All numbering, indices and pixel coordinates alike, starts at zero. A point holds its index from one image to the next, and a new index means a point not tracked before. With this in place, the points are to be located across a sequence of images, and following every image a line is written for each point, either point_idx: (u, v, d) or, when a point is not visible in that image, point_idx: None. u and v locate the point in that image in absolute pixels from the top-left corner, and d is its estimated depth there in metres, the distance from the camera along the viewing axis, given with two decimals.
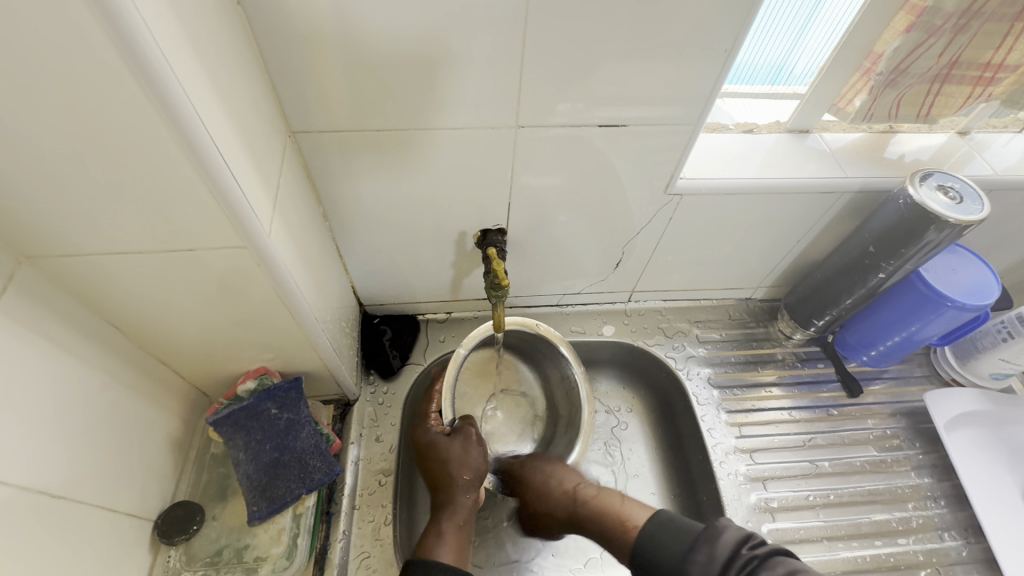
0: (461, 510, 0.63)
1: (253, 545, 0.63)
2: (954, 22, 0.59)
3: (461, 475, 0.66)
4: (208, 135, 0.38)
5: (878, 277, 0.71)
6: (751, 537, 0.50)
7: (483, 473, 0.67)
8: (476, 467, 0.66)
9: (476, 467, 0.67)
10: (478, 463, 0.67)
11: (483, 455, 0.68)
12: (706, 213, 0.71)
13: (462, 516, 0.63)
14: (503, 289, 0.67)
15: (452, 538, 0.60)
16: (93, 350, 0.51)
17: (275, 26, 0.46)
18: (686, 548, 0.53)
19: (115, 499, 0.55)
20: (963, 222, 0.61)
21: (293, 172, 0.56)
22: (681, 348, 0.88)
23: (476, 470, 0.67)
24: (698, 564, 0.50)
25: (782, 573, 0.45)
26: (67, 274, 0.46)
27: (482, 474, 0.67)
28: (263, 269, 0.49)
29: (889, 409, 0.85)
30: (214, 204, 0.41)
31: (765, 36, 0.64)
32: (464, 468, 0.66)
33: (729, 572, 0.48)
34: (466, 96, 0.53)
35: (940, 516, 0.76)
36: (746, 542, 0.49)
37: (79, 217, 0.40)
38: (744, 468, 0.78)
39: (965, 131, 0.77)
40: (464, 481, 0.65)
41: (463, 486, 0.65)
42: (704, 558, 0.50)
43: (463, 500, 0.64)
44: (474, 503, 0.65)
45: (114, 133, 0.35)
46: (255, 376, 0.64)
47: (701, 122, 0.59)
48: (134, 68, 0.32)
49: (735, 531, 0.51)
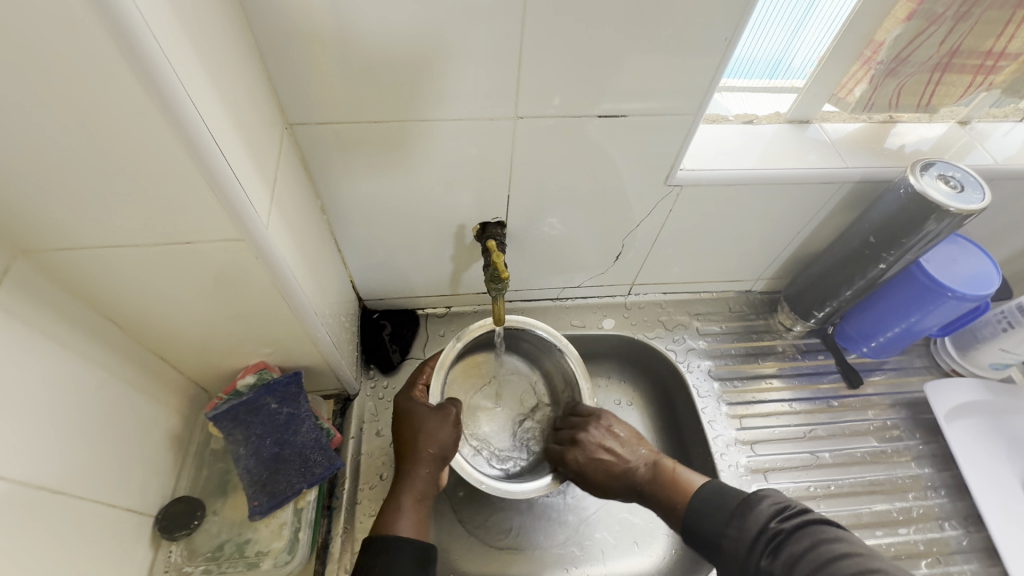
0: (419, 483, 0.63)
1: (254, 539, 0.63)
2: (955, 10, 0.60)
3: (426, 448, 0.65)
4: (205, 126, 0.37)
5: (878, 267, 0.71)
6: (786, 508, 0.50)
7: (451, 449, 0.66)
8: (442, 441, 0.65)
9: (443, 440, 0.66)
10: (448, 437, 0.66)
11: (454, 431, 0.67)
12: (706, 205, 0.71)
13: (421, 488, 0.62)
14: (503, 281, 0.66)
15: (411, 511, 0.60)
16: (89, 345, 0.51)
17: (271, 19, 0.45)
18: (722, 521, 0.53)
19: (115, 495, 0.54)
20: (965, 211, 0.61)
21: (291, 164, 0.55)
22: (682, 341, 0.88)
23: (443, 445, 0.65)
24: (730, 537, 0.51)
25: (808, 545, 0.46)
26: (63, 268, 0.45)
27: (448, 451, 0.66)
28: (261, 262, 0.48)
29: (889, 400, 0.85)
30: (212, 197, 0.41)
31: (762, 30, 0.63)
32: (432, 441, 0.65)
33: (759, 543, 0.49)
34: (464, 88, 0.53)
35: (940, 505, 0.76)
36: (778, 514, 0.50)
37: (73, 210, 0.40)
38: (745, 460, 0.78)
39: (965, 120, 0.76)
40: (429, 455, 0.64)
41: (426, 459, 0.64)
42: (735, 532, 0.51)
43: (421, 473, 0.63)
44: (434, 476, 0.64)
45: (108, 125, 0.35)
46: (254, 371, 0.64)
47: (702, 111, 0.58)
48: (130, 57, 0.31)
49: (771, 503, 0.51)
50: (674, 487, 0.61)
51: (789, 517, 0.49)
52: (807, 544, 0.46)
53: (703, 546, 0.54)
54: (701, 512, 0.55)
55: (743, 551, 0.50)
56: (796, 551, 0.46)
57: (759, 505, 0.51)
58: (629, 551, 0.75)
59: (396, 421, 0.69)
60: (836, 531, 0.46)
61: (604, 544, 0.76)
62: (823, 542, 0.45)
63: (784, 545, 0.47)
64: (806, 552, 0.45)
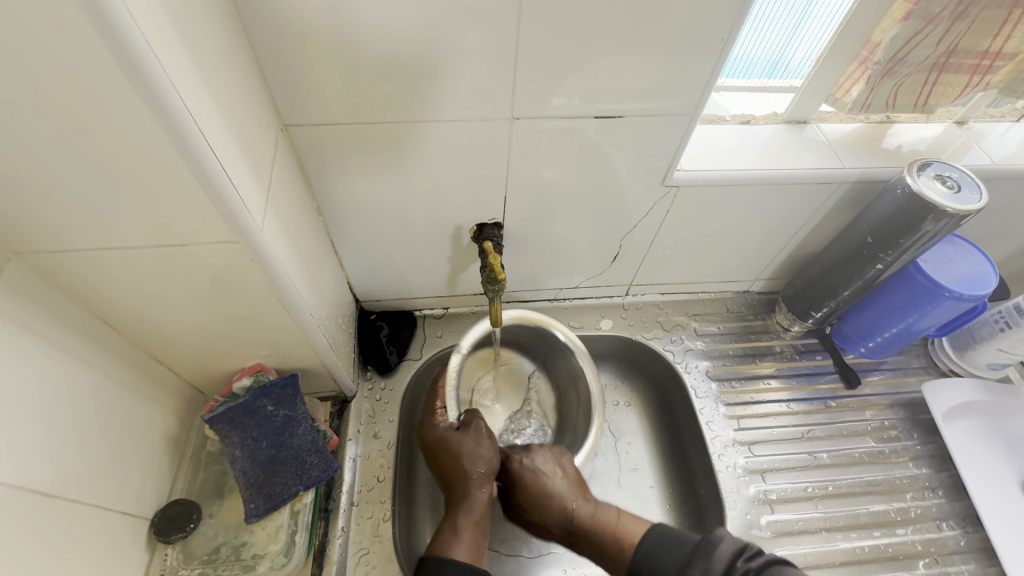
0: (477, 506, 0.62)
1: (250, 542, 0.63)
2: (952, 10, 0.59)
3: (474, 470, 0.65)
4: (199, 129, 0.37)
5: (876, 267, 0.71)
6: (747, 548, 0.48)
7: (496, 467, 0.66)
8: (488, 461, 0.66)
9: (488, 461, 0.66)
10: (490, 456, 0.66)
11: (494, 449, 0.67)
12: (703, 205, 0.71)
13: (479, 512, 0.62)
14: (501, 282, 0.66)
15: (469, 537, 0.59)
16: (84, 347, 0.50)
17: (266, 20, 0.45)
18: (680, 564, 0.52)
19: (111, 498, 0.54)
20: (961, 212, 0.61)
21: (286, 166, 0.55)
22: (680, 341, 0.88)
23: (489, 463, 0.66)
24: None
25: None
26: (57, 270, 0.45)
27: (494, 468, 0.66)
28: (256, 264, 0.48)
29: (887, 400, 0.85)
30: (206, 199, 0.41)
31: (761, 30, 0.63)
32: (476, 461, 0.65)
33: None
34: (460, 89, 0.53)
35: (938, 506, 0.76)
36: (741, 554, 0.48)
37: (67, 212, 0.40)
38: (742, 461, 0.78)
39: (963, 120, 0.76)
40: (481, 475, 0.64)
41: (478, 480, 0.64)
42: (699, 572, 0.49)
43: (478, 496, 0.63)
44: (490, 498, 0.64)
45: (102, 127, 0.34)
46: (251, 373, 0.64)
47: (698, 112, 0.58)
48: (122, 58, 0.31)
49: (732, 543, 0.50)
50: (613, 536, 0.60)
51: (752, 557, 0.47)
52: None
53: None
54: (656, 552, 0.54)
55: None
56: None
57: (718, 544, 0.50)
58: None
59: (428, 448, 0.69)
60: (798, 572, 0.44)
61: None
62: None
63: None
64: None
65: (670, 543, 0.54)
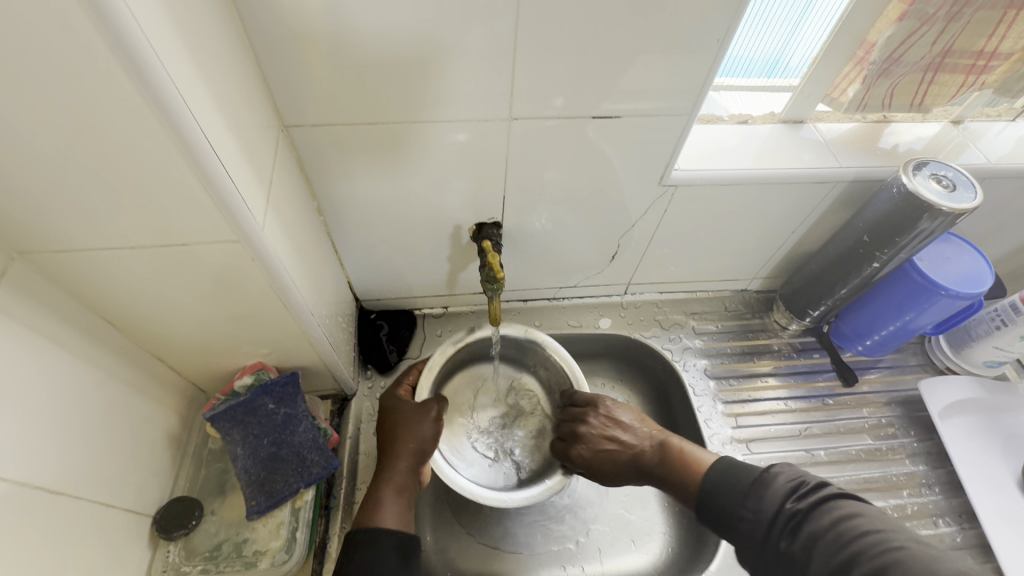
0: (397, 477, 0.63)
1: (252, 538, 0.63)
2: (947, 10, 0.60)
3: (405, 441, 0.66)
4: (201, 130, 0.38)
5: (873, 266, 0.71)
6: (801, 487, 0.50)
7: (430, 443, 0.67)
8: (422, 436, 0.66)
9: (422, 436, 0.67)
10: (426, 432, 0.67)
11: (434, 426, 0.67)
12: (701, 205, 0.71)
13: (399, 482, 0.63)
14: (499, 282, 0.66)
15: (392, 505, 0.61)
16: (88, 346, 0.51)
17: (267, 23, 0.46)
18: (738, 502, 0.53)
19: (114, 496, 0.55)
20: (957, 210, 0.61)
21: (287, 166, 0.56)
22: (678, 340, 0.89)
23: (423, 439, 0.66)
24: (745, 519, 0.51)
25: (828, 523, 0.45)
26: (61, 270, 0.46)
27: (427, 444, 0.67)
28: (257, 263, 0.49)
29: (884, 398, 0.85)
30: (206, 199, 0.41)
31: (760, 29, 0.63)
32: (411, 435, 0.66)
33: (776, 525, 0.49)
34: (460, 90, 0.53)
35: (934, 502, 0.76)
36: (793, 494, 0.50)
37: (71, 213, 0.40)
38: (740, 458, 0.78)
39: (958, 120, 0.76)
40: (410, 448, 0.65)
41: (405, 451, 0.65)
42: (754, 513, 0.51)
43: (400, 466, 0.64)
44: (413, 470, 0.65)
45: (104, 127, 0.35)
46: (252, 371, 0.64)
47: (696, 111, 0.58)
48: (125, 62, 0.32)
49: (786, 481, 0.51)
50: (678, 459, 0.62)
51: (808, 496, 0.48)
52: (827, 521, 0.45)
53: (718, 520, 0.54)
54: (717, 494, 0.55)
55: (761, 532, 0.49)
56: (817, 530, 0.45)
57: (772, 484, 0.51)
58: (629, 548, 0.76)
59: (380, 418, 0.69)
60: (853, 507, 0.46)
61: (605, 542, 0.76)
62: (844, 519, 0.45)
63: (802, 525, 0.47)
64: (825, 532, 0.45)
65: (732, 479, 0.55)
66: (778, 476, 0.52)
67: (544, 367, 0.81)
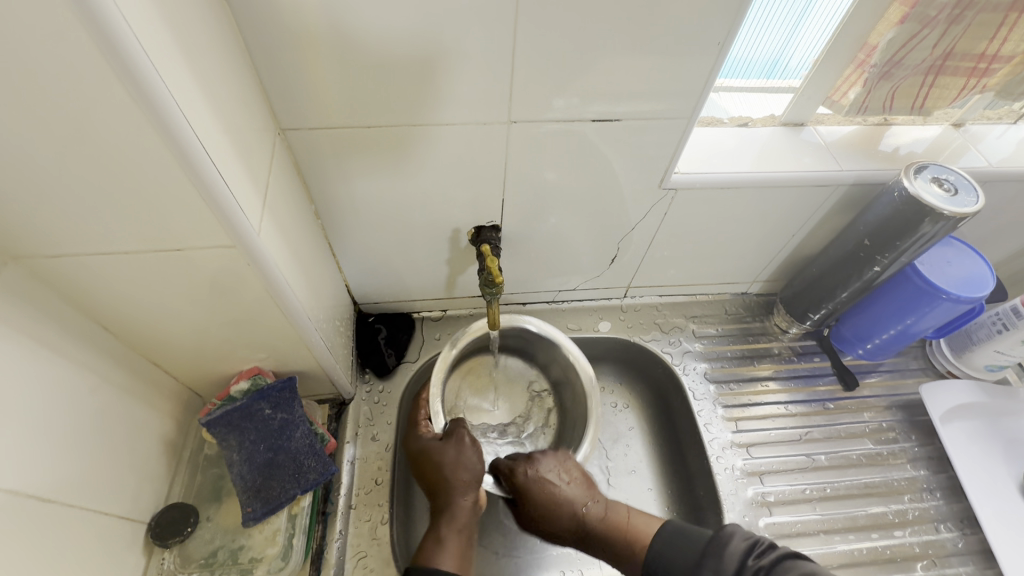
0: (460, 514, 0.61)
1: (248, 545, 0.63)
2: (948, 13, 0.60)
3: (457, 478, 0.64)
4: (195, 135, 0.37)
5: (873, 270, 0.71)
6: (758, 544, 0.48)
7: (480, 474, 0.65)
8: (472, 468, 0.64)
9: (472, 468, 0.65)
10: (473, 463, 0.65)
11: (476, 452, 0.66)
12: (700, 208, 0.71)
13: (461, 520, 0.61)
14: (497, 286, 0.66)
15: (454, 545, 0.58)
16: (82, 352, 0.50)
17: (263, 24, 0.45)
18: (695, 561, 0.51)
19: (108, 502, 0.54)
20: (959, 214, 0.61)
21: (284, 169, 0.55)
22: (678, 343, 0.88)
23: (473, 471, 0.64)
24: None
25: None
26: (55, 275, 0.45)
27: (479, 475, 0.65)
28: (253, 268, 0.48)
29: (885, 402, 0.85)
30: (201, 205, 0.41)
31: (761, 29, 0.63)
32: (459, 469, 0.64)
33: None
34: (458, 92, 0.53)
35: (936, 508, 0.76)
36: (752, 551, 0.48)
37: (65, 218, 0.40)
38: (740, 463, 0.78)
39: (960, 122, 0.76)
40: (466, 481, 0.64)
41: (462, 488, 0.63)
42: (710, 574, 0.49)
43: (461, 503, 0.62)
44: (474, 505, 0.63)
45: (97, 132, 0.34)
46: (248, 376, 0.64)
47: (696, 114, 0.58)
48: (118, 66, 0.31)
49: (742, 538, 0.50)
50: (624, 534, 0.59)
51: (767, 555, 0.47)
52: None
53: None
54: (669, 556, 0.53)
55: None
56: None
57: (728, 543, 0.50)
58: None
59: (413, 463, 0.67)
60: (809, 565, 0.45)
61: None
62: None
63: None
64: None
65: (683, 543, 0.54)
66: (733, 533, 0.50)
67: (544, 355, 0.82)
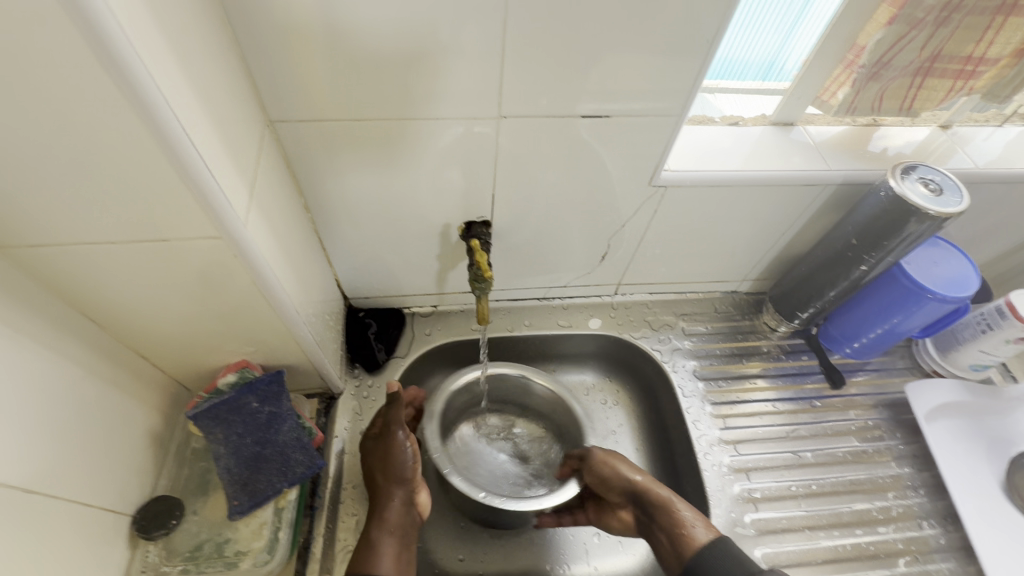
0: (391, 516, 0.63)
1: (233, 538, 0.62)
2: (935, 15, 0.60)
3: (387, 476, 0.65)
4: (180, 124, 0.37)
5: (860, 269, 0.72)
6: None
7: (407, 474, 0.65)
8: (401, 467, 0.65)
9: (399, 470, 0.65)
10: (402, 466, 0.65)
11: (410, 453, 0.66)
12: (690, 206, 0.71)
13: (394, 521, 0.62)
14: (487, 280, 0.66)
15: (389, 549, 0.60)
16: (66, 342, 0.50)
17: (246, 9, 0.45)
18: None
19: (91, 493, 0.54)
20: (943, 214, 0.62)
21: (271, 162, 0.55)
22: (668, 341, 0.89)
23: (400, 473, 0.65)
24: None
25: None
26: (36, 265, 0.45)
27: (407, 474, 0.65)
28: (239, 260, 0.48)
29: (871, 400, 0.86)
30: (185, 194, 0.40)
31: (754, 32, 0.64)
32: (388, 468, 0.65)
33: None
34: (452, 86, 0.53)
35: (919, 504, 0.77)
36: None
37: (47, 206, 0.39)
38: (727, 459, 0.78)
39: (947, 124, 0.77)
40: (395, 481, 0.64)
41: (393, 488, 0.64)
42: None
43: (389, 505, 0.63)
44: (405, 505, 0.64)
45: (78, 121, 0.34)
46: (235, 370, 0.63)
47: (685, 113, 0.58)
48: (94, 44, 0.30)
49: None
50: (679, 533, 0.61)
51: None
52: None
53: None
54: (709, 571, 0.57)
55: None
56: None
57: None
58: (615, 553, 0.75)
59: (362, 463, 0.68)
60: None
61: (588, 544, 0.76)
62: None
63: None
64: None
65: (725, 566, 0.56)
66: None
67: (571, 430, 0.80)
